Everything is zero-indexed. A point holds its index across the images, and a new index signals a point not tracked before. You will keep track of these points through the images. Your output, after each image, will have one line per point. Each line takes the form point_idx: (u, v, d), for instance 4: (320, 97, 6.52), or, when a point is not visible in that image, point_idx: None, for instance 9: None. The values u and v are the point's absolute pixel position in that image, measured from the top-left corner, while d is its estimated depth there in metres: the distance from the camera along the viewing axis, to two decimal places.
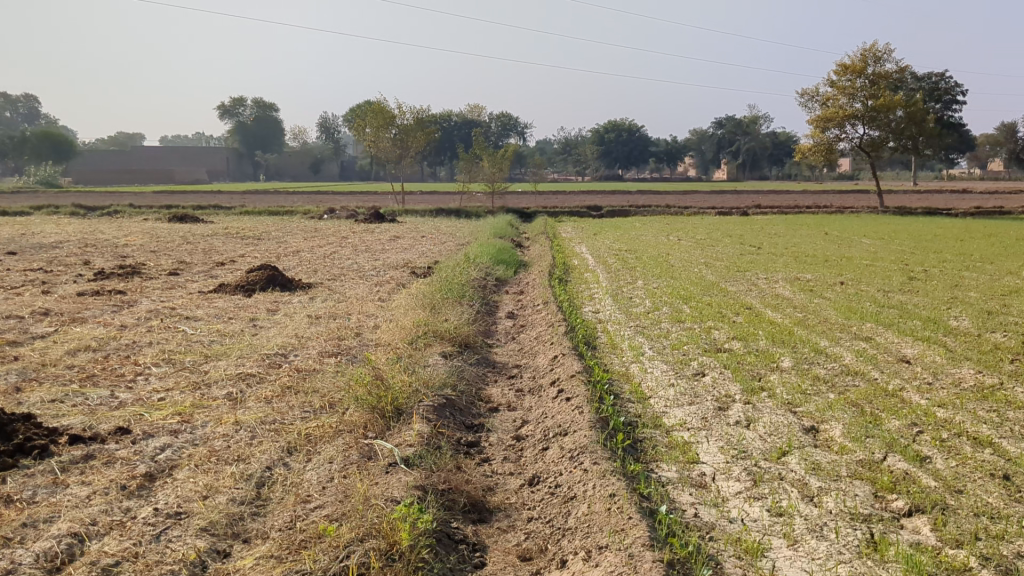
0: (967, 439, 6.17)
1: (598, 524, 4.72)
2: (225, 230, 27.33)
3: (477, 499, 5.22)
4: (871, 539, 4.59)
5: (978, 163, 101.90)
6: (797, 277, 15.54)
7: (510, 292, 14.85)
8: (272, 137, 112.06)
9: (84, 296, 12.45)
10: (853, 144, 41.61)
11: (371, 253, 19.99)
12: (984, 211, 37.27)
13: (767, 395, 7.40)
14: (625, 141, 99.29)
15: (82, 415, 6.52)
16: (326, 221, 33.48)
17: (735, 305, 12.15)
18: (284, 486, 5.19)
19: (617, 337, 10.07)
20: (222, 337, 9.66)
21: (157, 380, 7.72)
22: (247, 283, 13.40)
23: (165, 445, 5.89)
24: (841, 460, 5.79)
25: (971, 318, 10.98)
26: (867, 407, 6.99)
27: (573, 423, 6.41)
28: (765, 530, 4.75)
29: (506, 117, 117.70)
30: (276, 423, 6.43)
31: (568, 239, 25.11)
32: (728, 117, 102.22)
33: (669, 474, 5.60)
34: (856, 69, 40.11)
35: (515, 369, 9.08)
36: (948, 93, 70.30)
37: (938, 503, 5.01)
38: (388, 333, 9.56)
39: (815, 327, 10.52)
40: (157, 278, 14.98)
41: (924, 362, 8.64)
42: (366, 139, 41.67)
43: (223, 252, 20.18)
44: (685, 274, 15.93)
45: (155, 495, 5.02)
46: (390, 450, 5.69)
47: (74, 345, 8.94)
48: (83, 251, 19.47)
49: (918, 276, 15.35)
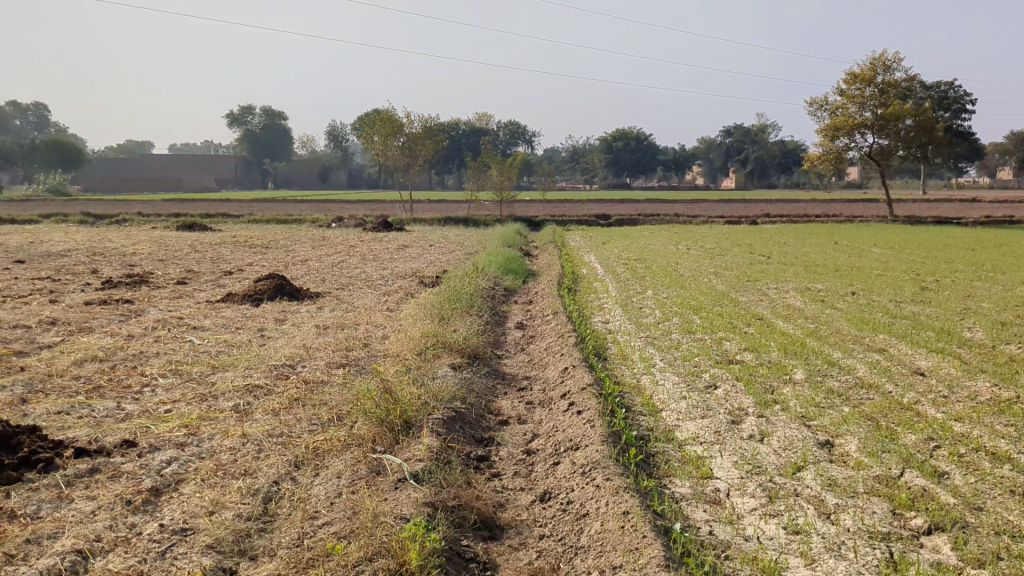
0: (986, 455, 6.05)
1: (612, 544, 4.63)
2: (233, 238, 27.33)
3: (487, 515, 5.14)
4: (890, 559, 4.49)
5: (988, 170, 102.36)
6: (808, 287, 15.42)
7: (519, 301, 14.77)
8: (280, 145, 112.78)
9: (91, 306, 12.39)
10: (863, 153, 41.50)
11: (379, 262, 19.96)
12: (995, 221, 37.07)
13: (780, 408, 7.30)
14: (633, 150, 99.52)
15: (87, 427, 6.45)
16: (334, 229, 33.59)
17: (746, 316, 12.05)
18: (291, 501, 5.11)
19: (628, 348, 9.98)
20: (228, 347, 9.60)
21: (164, 392, 7.64)
22: (255, 292, 13.36)
23: (171, 459, 5.82)
24: (859, 476, 5.68)
25: (985, 329, 10.86)
26: (883, 421, 6.88)
27: (584, 438, 6.33)
28: (782, 549, 4.65)
29: (513, 125, 117.94)
30: (283, 436, 6.35)
31: (576, 248, 25.01)
32: (736, 126, 102.26)
33: (683, 490, 5.51)
34: (865, 77, 40.01)
35: (524, 380, 9.01)
36: (958, 102, 70.00)
37: (958, 521, 4.91)
38: (396, 344, 9.49)
39: (827, 338, 10.42)
40: (164, 286, 14.95)
41: (938, 374, 8.53)
42: (374, 148, 41.79)
43: (231, 260, 20.16)
44: (694, 284, 15.86)
45: (160, 510, 4.94)
46: (399, 465, 5.61)
47: (80, 356, 8.87)
48: (91, 260, 19.44)
49: (930, 287, 15.22)
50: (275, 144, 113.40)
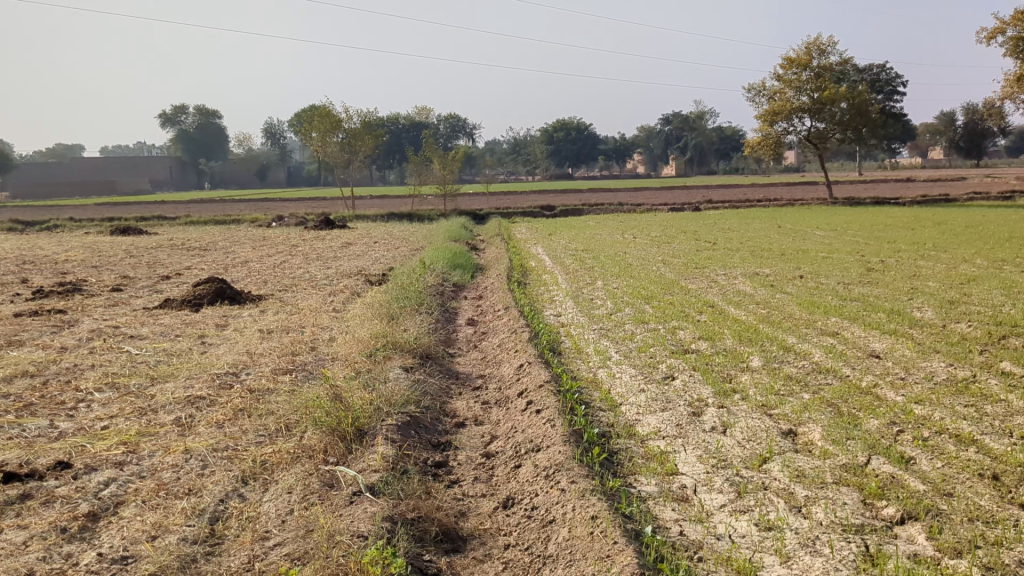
0: (949, 437, 5.99)
1: (581, 551, 4.43)
2: (170, 241, 26.60)
3: (449, 527, 4.90)
4: (867, 553, 4.35)
5: (920, 149, 105.13)
6: (756, 272, 15.40)
7: (469, 297, 14.54)
8: (215, 145, 111.02)
9: (21, 318, 11.83)
10: (800, 137, 42.04)
11: (322, 261, 19.55)
12: (931, 199, 37.84)
13: (740, 397, 7.17)
14: (574, 140, 100.39)
15: (18, 448, 6.06)
16: (275, 228, 33.07)
17: (697, 304, 11.93)
18: (240, 521, 4.83)
19: (582, 341, 9.82)
20: (168, 356, 9.20)
21: (100, 407, 7.26)
22: (194, 298, 12.91)
23: (109, 479, 5.49)
24: (825, 465, 5.55)
25: (934, 309, 10.90)
26: (844, 407, 6.79)
27: (546, 438, 6.13)
28: (755, 547, 4.49)
29: (455, 119, 118.29)
30: (228, 450, 6.04)
31: (523, 240, 24.69)
32: (676, 114, 103.51)
33: (650, 488, 5.34)
34: (801, 62, 40.50)
35: (478, 379, 8.77)
36: (889, 84, 71.87)
37: (930, 509, 4.80)
38: (345, 347, 9.20)
39: (781, 324, 10.31)
40: (99, 294, 14.38)
41: (894, 356, 8.49)
42: (312, 145, 40.95)
43: (169, 264, 19.55)
44: (644, 273, 15.68)
45: (98, 537, 4.61)
46: (353, 477, 5.35)
47: (10, 371, 8.42)
48: (22, 269, 18.70)
49: (875, 267, 15.31)
50: (210, 143, 111.60)
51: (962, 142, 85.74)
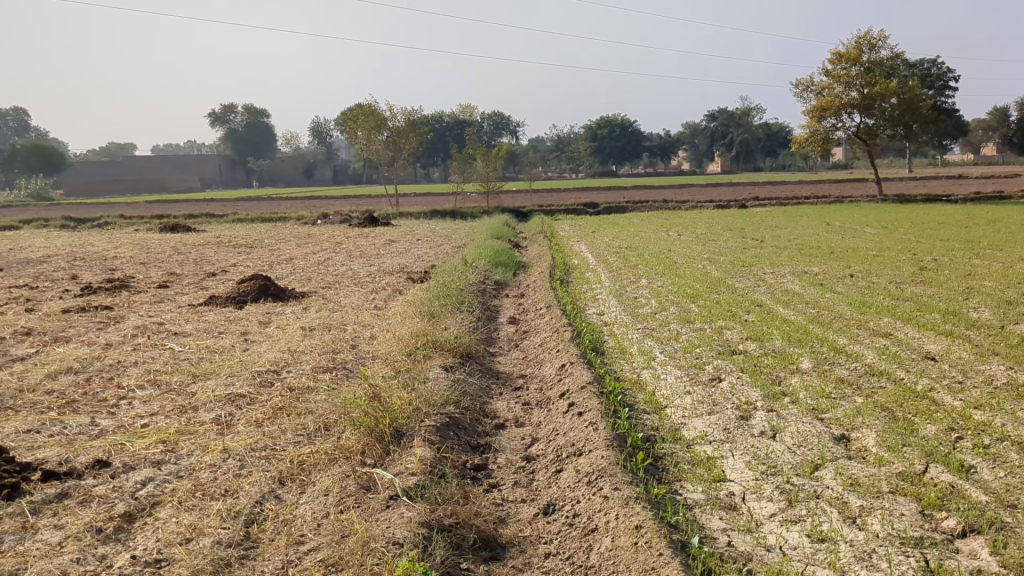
0: (1011, 445, 5.72)
1: (624, 562, 4.27)
2: (217, 239, 26.85)
3: (488, 534, 4.76)
4: (926, 568, 4.14)
5: (972, 146, 102.54)
6: (804, 271, 15.02)
7: (510, 295, 14.43)
8: (263, 144, 112.21)
9: (68, 315, 11.93)
10: (849, 133, 41.27)
11: (365, 258, 19.54)
12: (985, 197, 36.96)
13: (790, 401, 6.93)
14: (618, 137, 99.81)
15: (58, 446, 6.04)
16: (319, 226, 33.24)
17: (744, 303, 11.65)
18: (275, 523, 4.74)
19: (625, 341, 9.63)
20: (210, 353, 9.21)
21: (141, 404, 7.23)
22: (237, 294, 12.94)
23: (145, 479, 5.43)
24: (881, 473, 5.32)
25: (991, 309, 10.54)
26: (899, 412, 6.52)
27: (587, 442, 5.97)
28: (807, 560, 4.29)
29: (498, 116, 118.51)
30: (267, 449, 5.97)
31: (566, 238, 24.49)
32: (722, 110, 102.44)
33: (696, 496, 5.16)
34: (851, 57, 39.76)
35: (520, 380, 8.61)
36: (939, 80, 70.53)
37: (994, 521, 4.55)
38: (385, 345, 9.11)
39: (831, 324, 10.01)
40: (146, 291, 14.48)
41: (951, 358, 8.17)
42: (357, 143, 41.04)
43: (215, 261, 19.68)
44: (688, 271, 15.41)
45: (133, 539, 4.54)
46: (390, 480, 5.23)
47: (56, 368, 8.46)
48: (72, 266, 18.93)
49: (930, 266, 14.88)
50: (258, 142, 112.84)
51: (1016, 138, 83.90)
